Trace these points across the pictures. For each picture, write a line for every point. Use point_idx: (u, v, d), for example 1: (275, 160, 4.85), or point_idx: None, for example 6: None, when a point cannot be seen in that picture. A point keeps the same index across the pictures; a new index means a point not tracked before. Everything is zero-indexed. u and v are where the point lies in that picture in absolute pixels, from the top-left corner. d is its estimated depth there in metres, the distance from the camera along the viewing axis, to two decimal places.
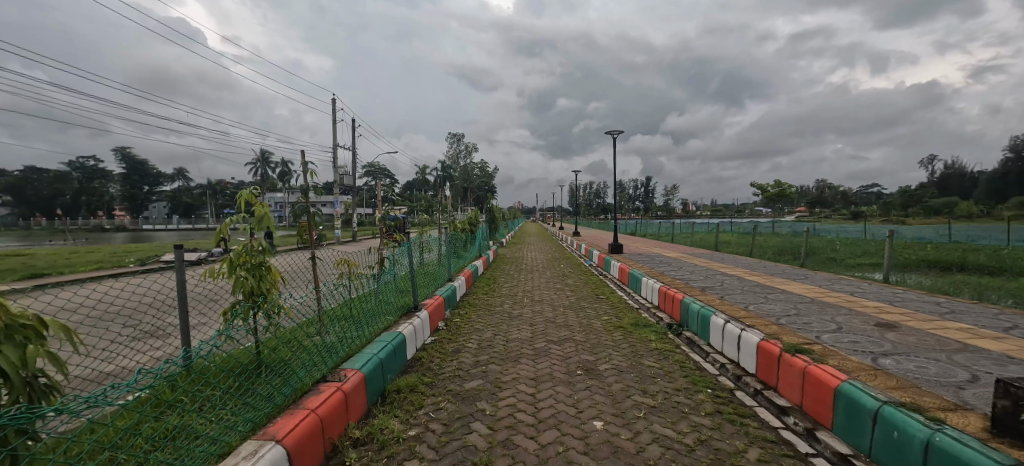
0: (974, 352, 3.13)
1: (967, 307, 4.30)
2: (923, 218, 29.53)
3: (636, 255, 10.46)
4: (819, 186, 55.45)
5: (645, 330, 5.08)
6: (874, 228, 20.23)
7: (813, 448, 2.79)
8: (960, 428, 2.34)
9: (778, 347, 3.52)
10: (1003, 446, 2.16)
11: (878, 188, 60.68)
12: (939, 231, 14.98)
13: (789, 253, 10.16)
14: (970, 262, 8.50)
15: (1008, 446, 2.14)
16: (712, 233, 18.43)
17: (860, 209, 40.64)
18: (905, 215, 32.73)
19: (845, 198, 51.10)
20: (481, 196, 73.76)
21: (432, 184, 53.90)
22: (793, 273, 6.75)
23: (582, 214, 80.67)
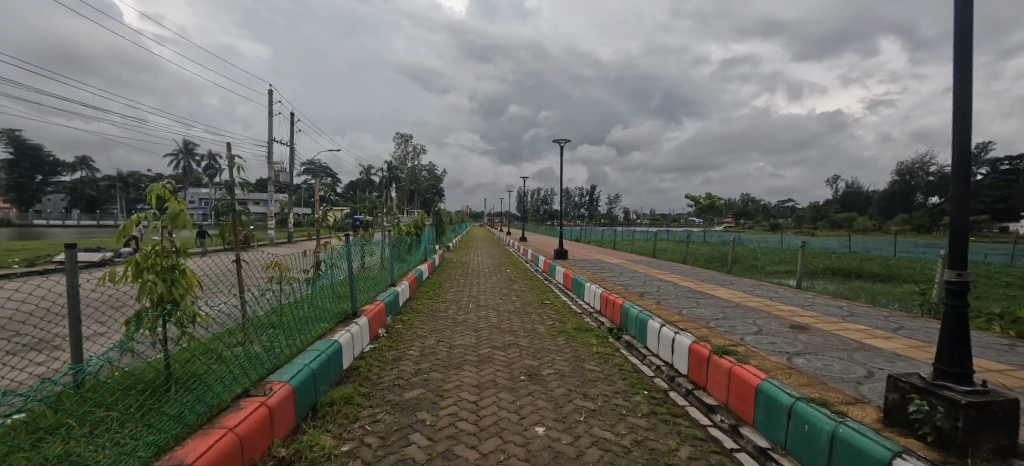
0: (870, 350, 3.51)
1: (864, 310, 4.85)
2: (826, 232, 33.38)
3: (581, 261, 10.77)
4: (744, 200, 60.88)
5: (587, 334, 5.19)
6: (788, 239, 22.52)
7: (737, 443, 2.97)
8: (859, 419, 2.60)
9: (707, 349, 3.73)
10: (893, 434, 2.43)
11: (791, 203, 67.90)
12: (839, 242, 17.05)
13: (718, 261, 10.99)
14: (863, 270, 9.74)
15: (897, 435, 2.42)
16: (651, 240, 19.49)
17: (777, 221, 45.14)
18: (812, 229, 36.91)
19: (765, 211, 56.55)
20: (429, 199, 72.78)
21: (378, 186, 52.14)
22: (721, 279, 7.26)
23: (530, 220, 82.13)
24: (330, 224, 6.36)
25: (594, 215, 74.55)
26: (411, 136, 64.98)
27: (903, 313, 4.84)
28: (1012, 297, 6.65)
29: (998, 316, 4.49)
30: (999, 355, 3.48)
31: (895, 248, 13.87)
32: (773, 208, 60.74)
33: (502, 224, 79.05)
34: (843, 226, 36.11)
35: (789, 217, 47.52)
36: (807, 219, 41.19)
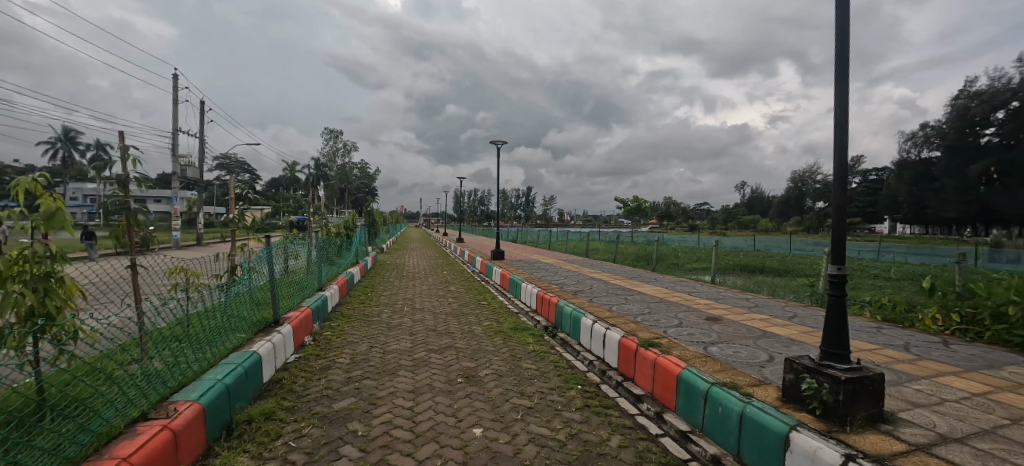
0: (772, 337, 3.95)
1: (766, 302, 5.46)
2: (734, 232, 37.20)
3: (518, 261, 10.91)
4: (666, 202, 65.90)
5: (524, 333, 5.26)
6: (704, 239, 24.74)
7: (661, 429, 3.18)
8: (763, 399, 2.92)
9: (635, 342, 3.95)
10: (789, 410, 2.76)
11: (705, 206, 74.94)
12: (745, 242, 19.09)
13: (644, 260, 11.75)
14: (764, 266, 11.00)
15: (792, 410, 2.75)
16: (584, 241, 20.35)
17: (695, 223, 49.45)
18: (724, 229, 40.94)
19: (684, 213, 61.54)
20: (361, 198, 69.68)
21: (304, 183, 48.82)
22: (647, 277, 7.76)
23: (467, 221, 81.73)
24: (247, 224, 5.80)
25: (531, 216, 76.20)
26: (342, 132, 61.86)
27: (796, 302, 5.52)
28: (874, 287, 7.90)
29: (867, 302, 5.30)
30: (868, 336, 4.10)
31: (789, 247, 15.83)
32: (691, 210, 66.49)
33: (439, 224, 77.92)
34: (748, 227, 40.53)
35: (705, 218, 52.40)
36: (720, 221, 45.61)
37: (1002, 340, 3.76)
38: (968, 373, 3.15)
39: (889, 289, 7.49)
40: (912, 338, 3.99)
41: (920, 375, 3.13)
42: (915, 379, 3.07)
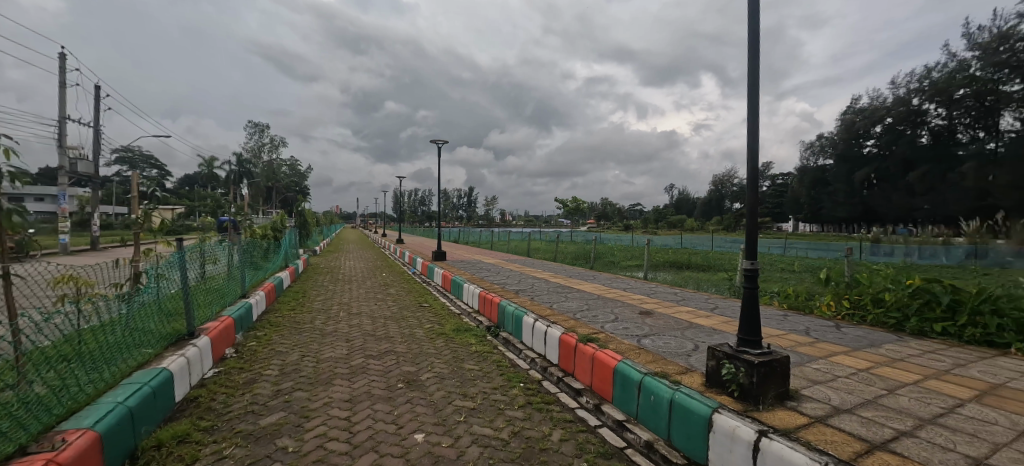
0: (697, 327, 4.28)
1: (692, 295, 5.91)
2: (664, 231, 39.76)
3: (461, 262, 10.81)
4: (603, 203, 69.04)
5: (467, 334, 5.24)
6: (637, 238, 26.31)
7: (599, 420, 3.31)
8: (690, 385, 3.15)
9: (574, 338, 4.07)
10: (712, 394, 3.00)
11: (638, 207, 79.64)
12: (674, 240, 20.53)
13: (583, 259, 12.18)
14: (690, 263, 11.88)
15: (714, 393, 2.99)
16: (525, 241, 20.70)
17: (629, 223, 52.18)
18: (655, 229, 43.57)
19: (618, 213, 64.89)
20: (291, 198, 65.17)
21: (223, 181, 44.66)
22: (585, 274, 8.07)
23: (407, 221, 79.62)
24: (155, 226, 5.17)
25: (472, 216, 76.05)
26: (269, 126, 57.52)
27: (718, 295, 6.02)
28: (781, 279, 8.86)
29: (775, 293, 5.93)
30: (777, 322, 4.58)
31: (712, 244, 17.26)
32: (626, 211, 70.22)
33: (378, 225, 75.09)
34: (677, 227, 43.49)
35: (639, 218, 55.57)
36: (653, 221, 48.41)
37: (881, 320, 4.39)
38: (856, 351, 3.63)
39: (792, 280, 8.44)
40: (811, 323, 4.53)
41: (818, 355, 3.55)
42: (815, 359, 3.48)
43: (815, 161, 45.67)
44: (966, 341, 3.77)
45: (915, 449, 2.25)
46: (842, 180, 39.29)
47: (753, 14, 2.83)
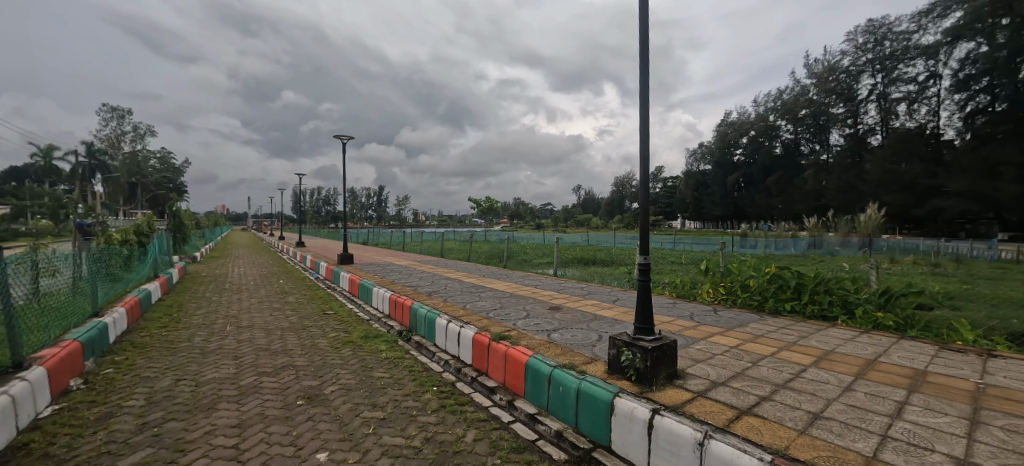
0: (600, 319, 4.58)
1: (597, 289, 6.33)
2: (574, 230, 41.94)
3: (370, 265, 10.25)
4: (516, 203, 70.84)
5: (376, 341, 4.97)
6: (548, 236, 27.53)
7: (512, 416, 3.35)
8: (595, 373, 3.35)
9: (487, 337, 4.09)
10: (613, 379, 3.22)
11: (548, 208, 83.40)
12: (582, 238, 21.87)
13: (497, 258, 12.35)
14: (595, 258, 12.75)
15: (615, 379, 3.22)
16: (439, 241, 20.44)
17: (542, 222, 53.98)
18: (565, 228, 45.58)
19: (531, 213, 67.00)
20: (161, 196, 56.01)
21: (62, 174, 36.73)
22: (499, 273, 8.21)
23: (309, 222, 73.40)
24: None
25: (384, 217, 72.76)
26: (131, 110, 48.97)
27: (618, 288, 6.52)
28: (670, 271, 9.93)
29: (666, 284, 6.60)
30: (668, 310, 5.09)
31: (614, 241, 18.69)
32: (538, 211, 72.92)
33: (273, 226, 67.77)
34: (586, 226, 46.16)
35: (551, 218, 57.82)
36: (563, 220, 50.70)
37: (747, 303, 5.13)
38: (729, 331, 4.18)
39: (678, 271, 9.51)
40: (695, 308, 5.13)
41: (699, 337, 4.02)
42: (697, 340, 3.92)
43: (699, 166, 52.51)
44: (807, 316, 4.58)
45: (773, 410, 2.64)
46: (722, 184, 45.44)
47: (645, 27, 3.09)
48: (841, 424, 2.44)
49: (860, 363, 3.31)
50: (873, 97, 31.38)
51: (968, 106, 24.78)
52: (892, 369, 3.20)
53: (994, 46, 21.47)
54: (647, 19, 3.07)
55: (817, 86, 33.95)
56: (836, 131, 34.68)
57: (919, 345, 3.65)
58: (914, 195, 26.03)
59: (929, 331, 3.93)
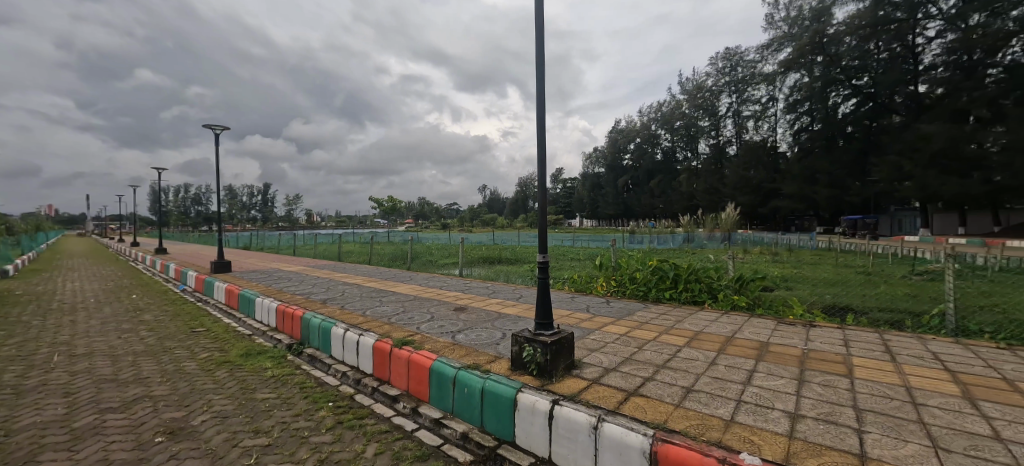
0: (504, 317, 4.68)
1: (502, 287, 6.45)
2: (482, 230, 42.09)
3: (252, 272, 9.09)
4: (422, 202, 68.85)
5: (259, 359, 4.42)
6: (456, 236, 27.35)
7: (416, 423, 3.22)
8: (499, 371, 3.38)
9: (388, 343, 3.91)
10: (515, 375, 3.28)
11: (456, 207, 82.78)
12: (488, 237, 22.14)
13: (400, 260, 11.91)
14: (500, 257, 13.00)
15: (517, 374, 3.29)
16: (336, 243, 18.99)
17: (448, 222, 53.13)
18: (472, 229, 45.36)
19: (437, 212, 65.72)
20: None
21: None
22: (403, 276, 7.92)
23: (171, 224, 62.36)
24: None
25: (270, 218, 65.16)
26: None
27: (522, 285, 6.72)
28: (569, 266, 10.56)
29: (565, 279, 6.98)
30: (567, 304, 5.39)
31: (518, 239, 19.27)
32: (445, 211, 71.85)
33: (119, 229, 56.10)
34: (494, 225, 46.72)
35: (458, 217, 57.34)
36: (468, 220, 50.68)
37: (635, 293, 5.67)
38: (618, 320, 4.57)
39: (575, 267, 10.19)
40: (590, 301, 5.52)
41: (594, 328, 4.32)
42: (592, 331, 4.21)
43: (594, 168, 57.11)
44: (682, 302, 5.22)
45: (655, 389, 2.94)
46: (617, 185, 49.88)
47: (540, 34, 3.10)
48: (707, 395, 2.81)
49: (722, 340, 3.87)
50: (730, 114, 37.19)
51: (795, 125, 30.64)
52: (744, 343, 3.80)
53: (812, 78, 26.78)
54: (542, 25, 3.10)
55: (689, 101, 38.96)
56: (703, 141, 40.39)
57: (762, 321, 4.41)
58: (758, 196, 31.57)
59: (770, 308, 4.78)
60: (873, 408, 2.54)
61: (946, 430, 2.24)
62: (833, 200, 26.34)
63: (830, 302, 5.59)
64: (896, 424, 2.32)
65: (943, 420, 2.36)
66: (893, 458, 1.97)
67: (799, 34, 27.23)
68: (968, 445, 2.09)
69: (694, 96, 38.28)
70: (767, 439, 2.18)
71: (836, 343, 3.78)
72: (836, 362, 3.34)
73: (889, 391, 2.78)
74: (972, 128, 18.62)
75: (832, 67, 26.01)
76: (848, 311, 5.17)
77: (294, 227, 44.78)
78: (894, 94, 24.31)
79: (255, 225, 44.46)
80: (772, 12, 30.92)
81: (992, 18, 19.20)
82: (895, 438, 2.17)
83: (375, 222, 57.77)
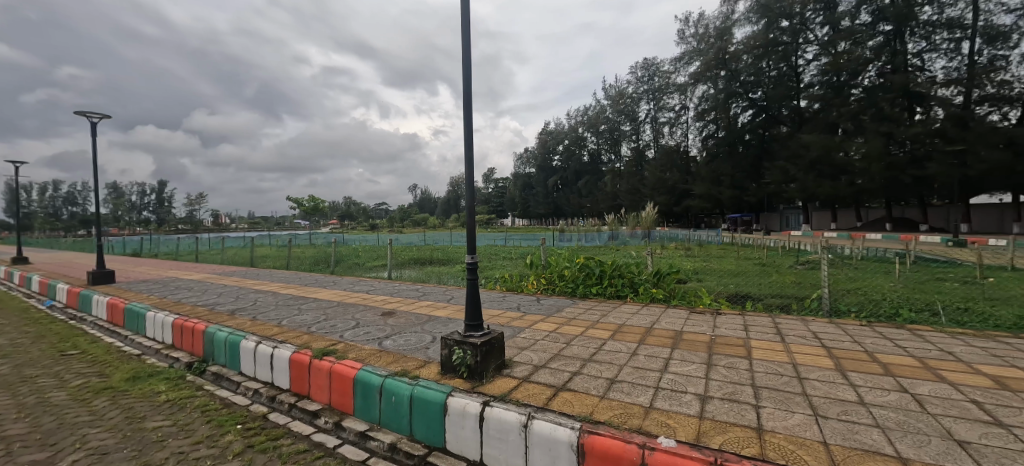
0: (434, 320, 4.57)
1: (433, 289, 6.32)
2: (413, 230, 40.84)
3: (140, 282, 7.92)
4: (348, 202, 65.15)
5: (150, 383, 3.82)
6: (386, 236, 26.28)
7: (340, 438, 2.94)
8: (430, 375, 3.24)
9: (308, 354, 3.58)
10: (446, 379, 3.17)
11: (386, 206, 79.60)
12: (420, 238, 21.58)
13: (323, 263, 11.18)
14: (432, 258, 12.75)
15: (448, 378, 3.18)
16: (247, 247, 17.28)
17: (377, 222, 50.81)
18: (402, 229, 43.81)
19: (366, 212, 62.59)
20: None
21: None
22: (326, 281, 7.43)
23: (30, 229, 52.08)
24: None
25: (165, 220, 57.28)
26: None
27: (454, 286, 6.63)
28: (501, 266, 10.67)
29: (497, 279, 7.01)
30: (499, 303, 5.41)
31: (451, 239, 19.02)
32: (373, 211, 68.64)
33: None
34: (427, 226, 45.64)
35: (388, 217, 55.06)
36: (398, 220, 48.95)
37: (564, 290, 5.86)
38: (547, 317, 4.69)
39: (507, 266, 10.34)
40: (521, 299, 5.59)
41: (526, 326, 4.39)
42: (523, 330, 4.27)
43: (525, 168, 58.27)
44: (607, 296, 5.51)
45: (582, 382, 3.03)
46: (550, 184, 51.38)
47: (466, 32, 3.00)
48: (629, 384, 2.96)
49: (642, 331, 4.13)
50: (650, 119, 40.11)
51: (703, 131, 33.54)
52: (662, 333, 4.09)
53: (717, 90, 29.61)
54: (468, 23, 3.01)
55: (612, 106, 41.27)
56: (626, 144, 43.11)
57: (677, 311, 4.79)
58: (672, 196, 34.18)
59: (683, 299, 5.24)
60: (767, 384, 2.87)
61: (824, 399, 2.59)
62: (737, 199, 29.58)
63: (733, 291, 6.26)
64: (785, 397, 2.63)
65: (821, 391, 2.73)
66: (784, 428, 2.23)
67: (705, 49, 29.83)
68: (841, 410, 2.43)
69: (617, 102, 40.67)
70: (681, 421, 2.35)
71: (739, 328, 4.23)
72: (739, 345, 3.73)
73: (779, 368, 3.16)
74: (841, 138, 22.00)
75: (733, 81, 29.11)
76: (747, 299, 5.83)
77: (195, 230, 39.94)
78: (782, 107, 27.95)
79: (146, 228, 38.99)
80: (683, 29, 33.67)
81: (854, 46, 22.83)
82: (785, 410, 2.45)
83: (295, 223, 53.51)
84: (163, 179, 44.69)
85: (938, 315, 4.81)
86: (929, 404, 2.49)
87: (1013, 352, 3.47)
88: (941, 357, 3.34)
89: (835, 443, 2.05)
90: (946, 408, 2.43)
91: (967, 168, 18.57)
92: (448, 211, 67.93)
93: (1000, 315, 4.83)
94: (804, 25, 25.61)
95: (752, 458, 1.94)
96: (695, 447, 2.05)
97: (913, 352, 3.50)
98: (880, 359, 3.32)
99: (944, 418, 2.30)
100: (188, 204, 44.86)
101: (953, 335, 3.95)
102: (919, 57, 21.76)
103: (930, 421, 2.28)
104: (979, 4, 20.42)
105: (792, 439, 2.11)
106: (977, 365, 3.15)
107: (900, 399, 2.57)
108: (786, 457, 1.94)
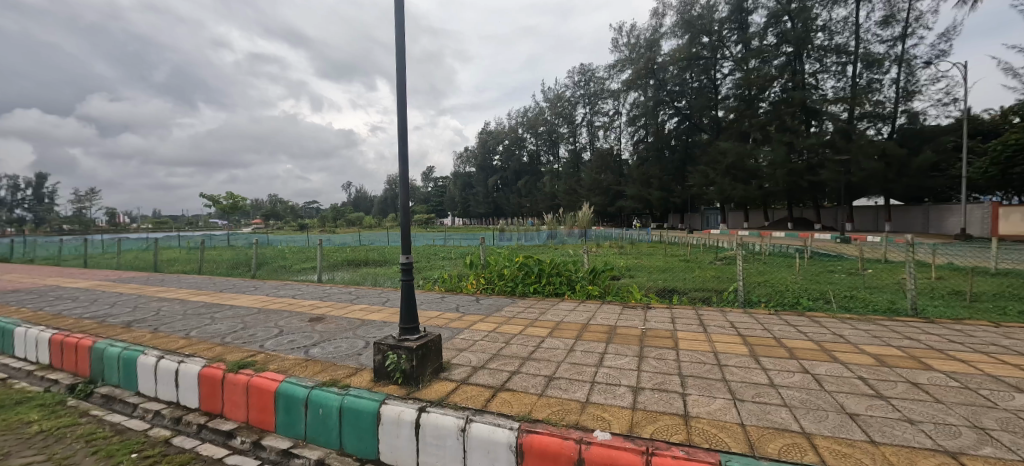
0: (367, 324, 4.37)
1: (368, 292, 6.01)
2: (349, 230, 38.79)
3: (3, 294, 6.60)
4: (273, 200, 60.35)
5: (19, 410, 3.22)
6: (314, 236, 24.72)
7: (257, 459, 2.64)
8: (360, 384, 3.02)
9: (220, 369, 3.23)
10: (384, 384, 2.99)
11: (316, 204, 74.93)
12: (354, 238, 20.58)
13: (241, 267, 10.19)
14: (367, 260, 12.14)
15: (386, 384, 3.01)
16: (149, 250, 15.42)
17: (308, 222, 47.49)
18: (335, 229, 41.22)
19: (293, 211, 58.10)
20: None
21: None
22: (246, 286, 6.79)
23: None
24: None
25: None
26: None
27: (390, 289, 6.38)
28: (439, 266, 10.50)
29: (434, 280, 6.84)
30: (437, 304, 5.31)
31: (388, 240, 18.34)
32: (302, 211, 64.27)
33: None
34: (362, 227, 43.21)
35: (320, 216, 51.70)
36: (331, 219, 46.05)
37: (503, 289, 5.90)
38: (488, 317, 4.69)
39: (444, 266, 10.18)
40: (460, 300, 5.52)
41: (464, 327, 4.33)
42: (461, 330, 4.23)
43: (467, 167, 57.67)
44: (546, 294, 5.65)
45: (520, 381, 3.04)
46: (493, 184, 51.39)
47: (401, 22, 2.88)
48: (566, 381, 3.03)
49: (579, 328, 4.26)
50: (585, 123, 41.76)
51: (633, 136, 35.42)
52: (597, 328, 4.26)
53: (647, 98, 31.50)
54: (402, 15, 2.88)
55: (551, 109, 42.43)
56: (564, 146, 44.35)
57: (612, 307, 5.03)
58: (607, 197, 35.75)
59: (616, 294, 5.55)
60: (692, 373, 3.08)
61: (740, 384, 2.84)
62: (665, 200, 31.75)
63: (661, 286, 6.70)
64: (707, 384, 2.85)
65: (738, 376, 2.99)
66: (707, 413, 2.40)
67: (636, 59, 31.45)
68: (755, 393, 2.68)
69: (555, 105, 41.89)
70: (616, 414, 2.45)
71: (667, 320, 4.53)
72: (666, 337, 3.98)
73: (702, 357, 3.42)
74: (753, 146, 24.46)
75: (660, 90, 31.28)
76: (674, 293, 6.27)
77: (84, 231, 34.48)
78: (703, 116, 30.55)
79: (16, 229, 32.71)
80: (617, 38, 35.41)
81: (762, 64, 25.48)
82: (707, 396, 2.66)
83: (210, 223, 47.95)
84: (40, 172, 37.90)
85: (829, 302, 5.54)
86: (826, 383, 2.83)
87: (888, 332, 4.07)
88: (835, 341, 3.81)
89: (751, 424, 2.25)
90: (839, 386, 2.78)
91: (852, 174, 21.59)
92: (387, 210, 65.16)
93: (876, 300, 5.69)
94: (722, 42, 28.09)
95: (680, 444, 2.07)
96: (628, 438, 2.16)
97: (813, 336, 3.96)
98: (786, 344, 3.72)
99: (838, 394, 2.63)
100: (74, 201, 38.49)
101: (842, 320, 4.54)
102: (814, 77, 24.91)
103: (828, 397, 2.59)
104: (859, 34, 23.87)
105: (715, 423, 2.29)
106: (862, 345, 3.65)
107: (803, 380, 2.90)
108: (708, 441, 2.09)
